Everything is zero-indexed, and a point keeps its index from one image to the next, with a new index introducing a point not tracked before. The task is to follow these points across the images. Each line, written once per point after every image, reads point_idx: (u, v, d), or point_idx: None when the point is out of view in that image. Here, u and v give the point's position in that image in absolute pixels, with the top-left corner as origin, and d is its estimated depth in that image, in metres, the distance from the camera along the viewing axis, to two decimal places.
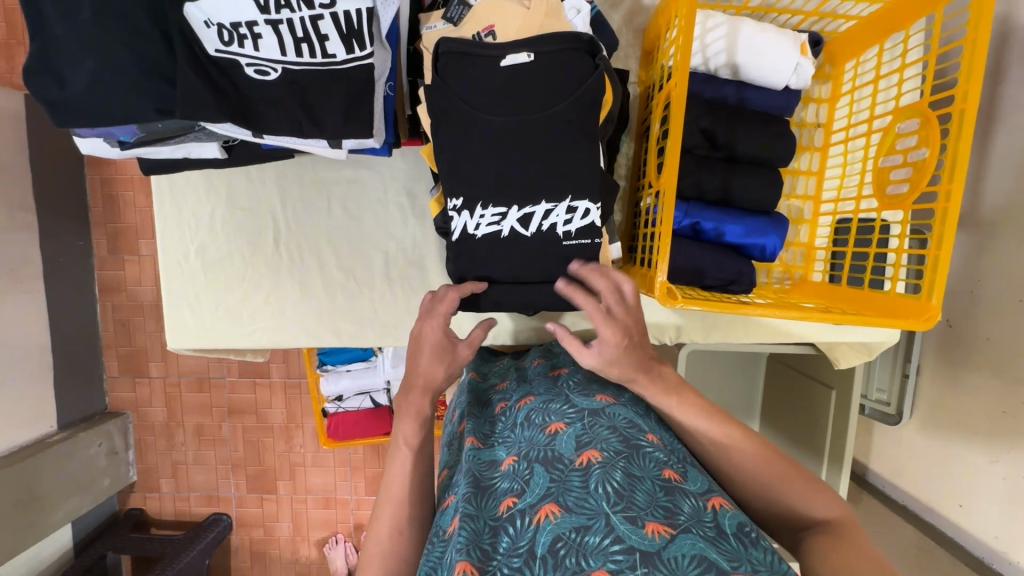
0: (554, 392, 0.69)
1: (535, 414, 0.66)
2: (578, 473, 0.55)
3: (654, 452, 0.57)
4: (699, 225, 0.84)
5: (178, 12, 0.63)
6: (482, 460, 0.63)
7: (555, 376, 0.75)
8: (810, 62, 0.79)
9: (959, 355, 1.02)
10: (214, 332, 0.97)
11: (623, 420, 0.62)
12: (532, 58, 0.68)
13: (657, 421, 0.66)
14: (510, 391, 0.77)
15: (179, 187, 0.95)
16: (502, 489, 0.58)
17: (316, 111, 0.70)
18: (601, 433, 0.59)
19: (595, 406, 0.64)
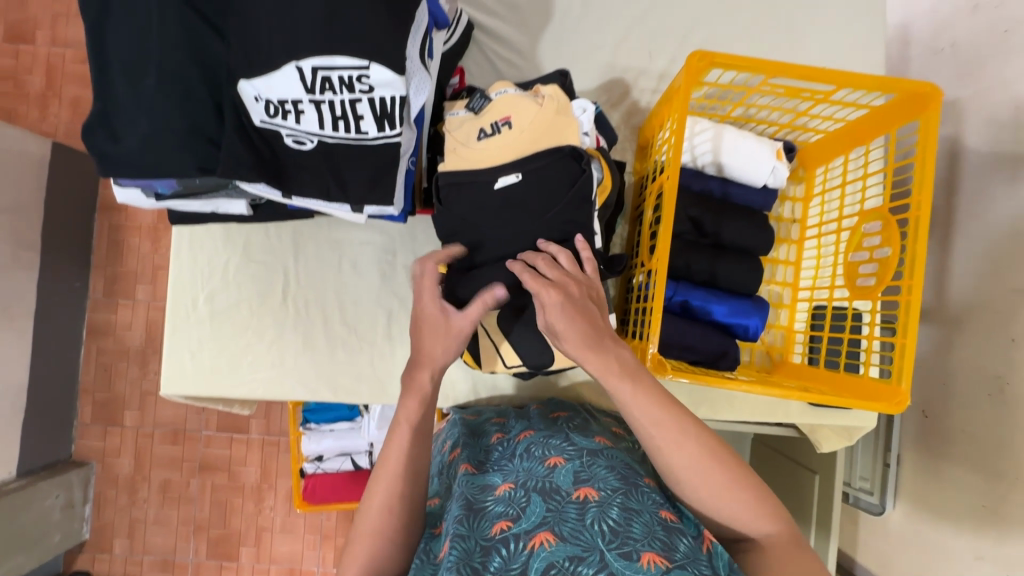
0: (554, 430, 0.73)
1: (534, 446, 0.69)
2: (574, 506, 0.57)
3: (651, 493, 0.61)
4: (688, 302, 0.90)
5: (233, 88, 0.71)
6: (478, 486, 0.64)
7: (554, 420, 0.80)
8: (785, 166, 0.90)
9: (936, 447, 1.06)
10: (211, 379, 0.98)
11: (620, 462, 0.65)
12: (521, 176, 0.77)
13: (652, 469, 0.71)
14: (512, 427, 0.80)
15: (197, 236, 1.00)
16: (496, 512, 0.59)
17: (344, 178, 0.77)
18: (600, 472, 0.62)
19: (594, 447, 0.67)
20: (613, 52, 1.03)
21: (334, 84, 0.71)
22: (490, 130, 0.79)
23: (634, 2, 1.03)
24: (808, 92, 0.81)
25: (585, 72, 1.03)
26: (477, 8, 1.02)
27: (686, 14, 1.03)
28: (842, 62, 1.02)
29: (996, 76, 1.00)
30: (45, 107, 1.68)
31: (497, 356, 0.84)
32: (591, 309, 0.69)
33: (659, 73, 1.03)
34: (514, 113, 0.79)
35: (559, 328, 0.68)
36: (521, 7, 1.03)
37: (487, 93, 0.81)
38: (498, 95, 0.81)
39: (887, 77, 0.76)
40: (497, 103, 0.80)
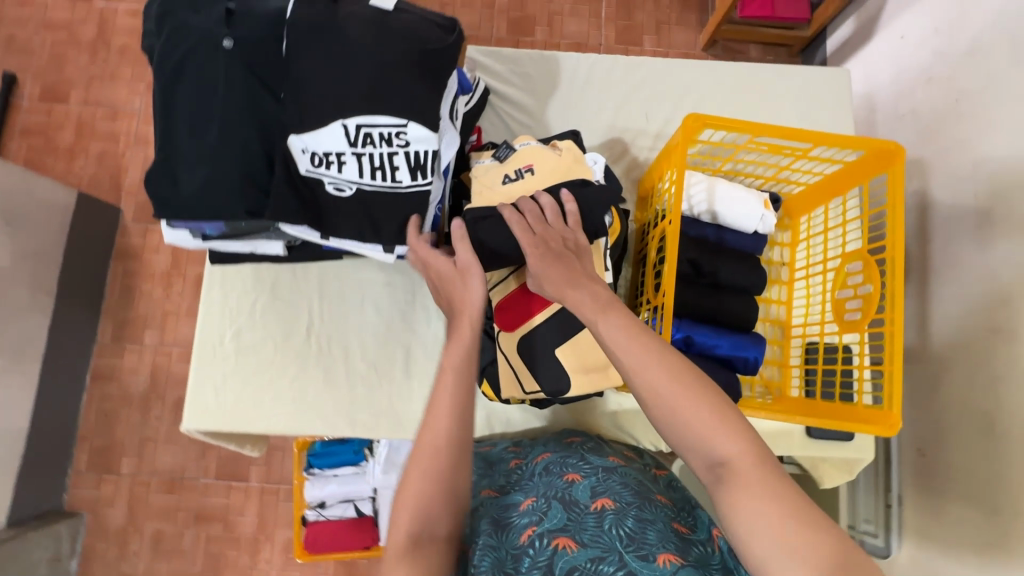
0: (570, 451, 0.79)
1: (552, 465, 0.75)
2: (593, 516, 0.64)
3: (664, 506, 0.67)
4: (691, 338, 0.95)
5: (282, 143, 0.80)
6: (502, 502, 0.70)
7: (569, 443, 0.85)
8: (773, 214, 1.00)
9: (933, 483, 1.10)
10: (233, 415, 1.01)
11: (634, 477, 0.71)
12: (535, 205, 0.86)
13: (665, 483, 0.77)
14: (529, 451, 0.85)
15: (227, 277, 1.06)
16: (522, 523, 0.65)
17: (378, 222, 0.85)
18: (615, 485, 0.68)
19: (608, 464, 0.73)
20: (613, 114, 1.15)
21: (375, 139, 0.80)
22: (514, 176, 0.88)
23: (631, 72, 1.17)
24: (789, 149, 0.92)
25: (589, 131, 1.15)
26: (492, 76, 1.15)
27: (678, 82, 1.17)
28: (815, 125, 1.15)
29: (955, 136, 1.13)
30: (72, 160, 1.77)
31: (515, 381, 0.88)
32: (569, 258, 0.75)
33: (655, 133, 1.15)
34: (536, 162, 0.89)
35: (545, 271, 0.75)
36: (531, 75, 1.16)
37: (511, 145, 0.91)
38: (522, 147, 0.91)
39: (857, 137, 0.87)
40: (521, 153, 0.90)
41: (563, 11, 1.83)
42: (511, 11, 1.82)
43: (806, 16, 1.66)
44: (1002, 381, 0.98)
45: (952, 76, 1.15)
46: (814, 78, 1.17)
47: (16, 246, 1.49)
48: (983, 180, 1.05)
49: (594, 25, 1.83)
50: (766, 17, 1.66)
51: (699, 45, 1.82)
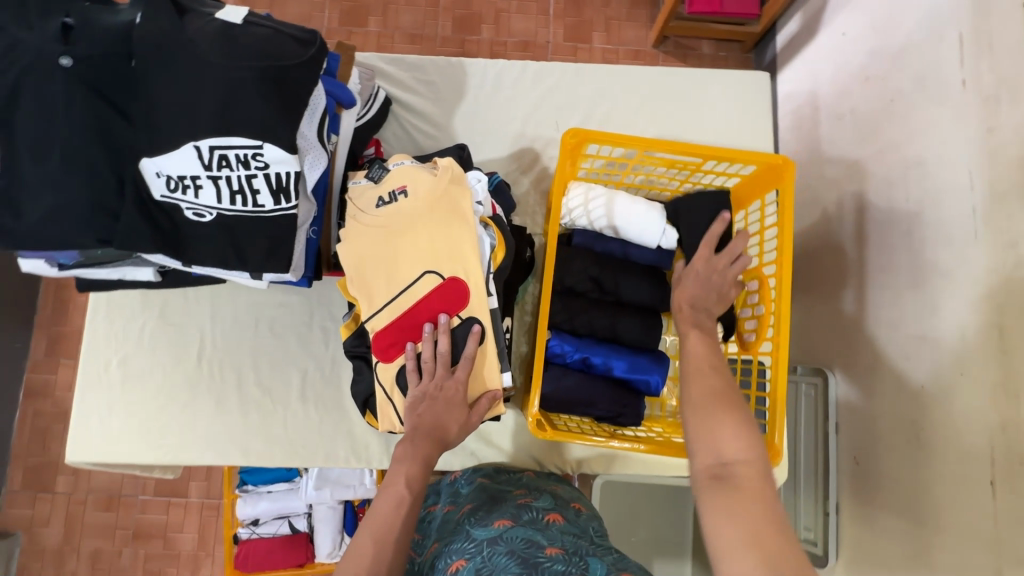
0: (458, 533, 0.75)
1: (442, 560, 0.70)
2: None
3: (552, 564, 0.61)
4: (589, 359, 0.93)
5: (134, 165, 0.76)
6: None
7: (465, 515, 0.81)
8: (675, 229, 0.95)
9: (870, 497, 1.03)
10: (119, 445, 0.97)
11: (519, 541, 0.66)
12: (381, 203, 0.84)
13: (559, 530, 0.73)
14: (428, 540, 0.83)
15: (115, 301, 1.01)
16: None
17: (240, 246, 0.80)
18: (497, 562, 0.63)
19: (492, 534, 0.70)
20: (522, 124, 1.11)
21: (230, 161, 0.76)
22: (388, 198, 0.84)
23: (541, 80, 1.12)
24: (682, 163, 0.88)
25: (498, 141, 1.11)
26: (395, 85, 1.10)
27: (590, 89, 1.12)
28: (732, 133, 1.11)
29: (890, 137, 1.08)
30: None
31: (393, 409, 0.84)
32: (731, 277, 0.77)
33: None
34: (410, 184, 0.84)
35: (694, 278, 0.80)
36: (437, 83, 1.11)
37: (386, 164, 0.87)
38: (395, 167, 0.86)
39: (747, 150, 0.83)
40: (394, 173, 0.85)
41: (509, 7, 1.77)
42: (456, 9, 1.75)
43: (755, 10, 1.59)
44: (927, 393, 0.93)
45: (886, 75, 1.10)
46: (732, 83, 1.13)
47: None
48: (913, 186, 1.00)
49: (542, 22, 1.77)
50: (711, 12, 1.59)
51: (649, 42, 1.78)
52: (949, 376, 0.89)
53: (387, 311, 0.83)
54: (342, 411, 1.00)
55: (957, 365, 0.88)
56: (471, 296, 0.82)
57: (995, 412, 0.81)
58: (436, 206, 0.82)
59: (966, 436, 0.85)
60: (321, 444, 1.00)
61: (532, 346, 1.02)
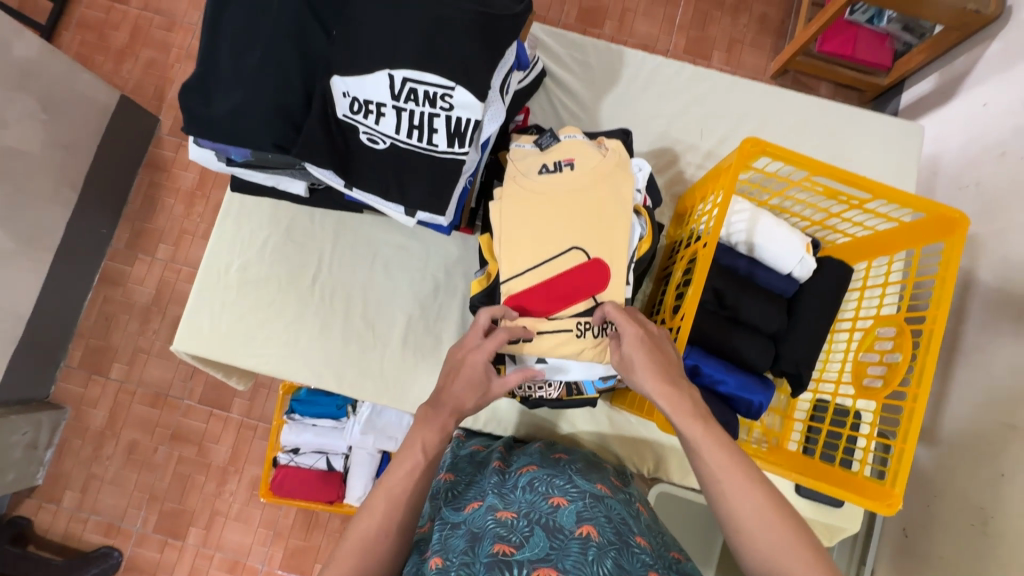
0: (558, 469, 0.76)
1: (540, 482, 0.72)
2: (576, 543, 0.60)
3: (642, 553, 0.62)
4: (699, 367, 0.91)
5: (326, 80, 0.77)
6: (482, 514, 0.68)
7: (557, 458, 0.83)
8: (813, 258, 0.95)
9: (913, 569, 1.06)
10: (222, 345, 1.00)
11: (617, 514, 0.68)
12: (547, 171, 0.85)
13: (646, 525, 0.74)
14: (515, 460, 0.85)
15: (247, 207, 1.04)
16: (499, 537, 0.62)
17: (405, 182, 0.82)
18: (600, 517, 0.64)
19: (595, 491, 0.70)
20: (667, 123, 1.10)
21: (418, 97, 0.77)
22: (552, 167, 0.85)
23: (695, 83, 1.11)
24: (845, 196, 0.87)
25: (640, 135, 1.10)
26: (552, 58, 1.11)
27: (740, 103, 1.11)
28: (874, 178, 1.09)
29: (1015, 219, 1.04)
30: (121, 62, 1.76)
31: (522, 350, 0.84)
32: (668, 350, 0.75)
33: (706, 150, 1.10)
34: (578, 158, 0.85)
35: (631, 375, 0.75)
36: (593, 66, 1.11)
37: (556, 134, 0.87)
38: (566, 138, 0.87)
39: (921, 198, 0.81)
40: (564, 145, 0.86)
41: (637, 8, 1.69)
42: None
43: (887, 63, 1.51)
44: (1006, 481, 0.93)
45: None
46: (882, 128, 1.11)
47: (50, 134, 1.47)
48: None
49: (666, 29, 1.68)
50: (844, 56, 1.51)
51: (767, 72, 1.67)
52: None
53: (528, 275, 0.83)
54: (439, 362, 1.02)
55: None
56: (610, 281, 0.82)
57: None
58: (602, 191, 0.83)
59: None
60: (410, 388, 1.02)
61: None
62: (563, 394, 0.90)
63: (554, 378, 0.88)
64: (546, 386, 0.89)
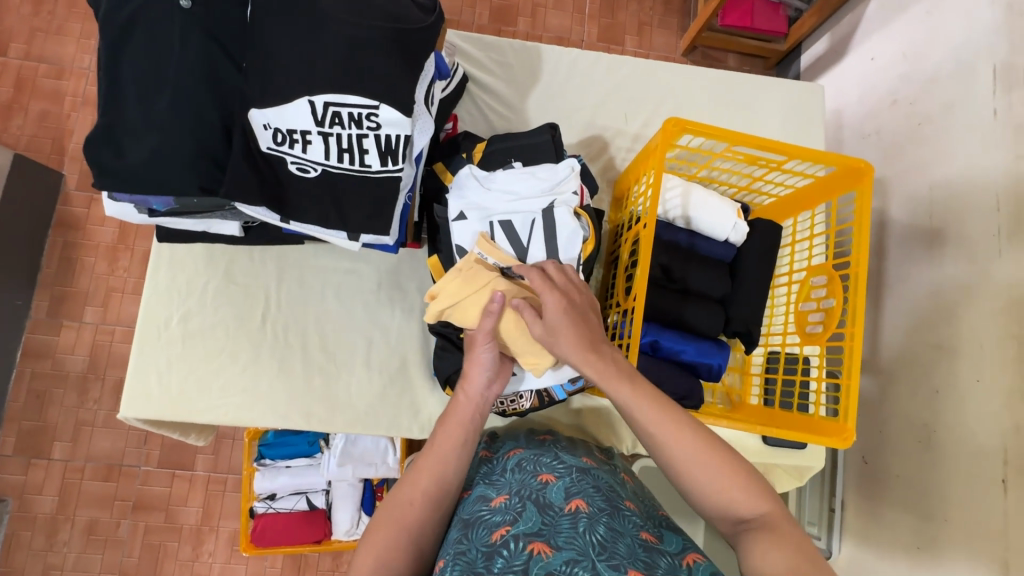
0: (544, 448, 0.77)
1: (527, 462, 0.73)
2: (567, 518, 0.61)
3: (632, 516, 0.64)
4: (657, 342, 0.96)
5: (243, 115, 0.75)
6: (472, 501, 0.68)
7: (541, 439, 0.84)
8: (745, 223, 0.99)
9: (876, 491, 1.14)
10: (174, 403, 0.95)
11: (606, 483, 0.69)
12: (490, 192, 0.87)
13: (633, 491, 0.76)
14: (499, 446, 0.84)
15: (179, 255, 0.99)
16: (493, 520, 0.62)
17: (343, 208, 0.81)
18: (588, 489, 0.66)
19: (581, 466, 0.72)
20: (592, 112, 1.14)
21: (343, 120, 0.76)
22: (493, 193, 0.87)
23: (612, 71, 1.15)
24: (763, 160, 0.93)
25: (569, 127, 1.13)
26: (471, 62, 1.11)
27: (657, 84, 1.16)
28: (789, 138, 1.17)
29: (917, 157, 1.14)
30: (9, 119, 1.62)
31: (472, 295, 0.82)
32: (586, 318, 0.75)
33: (633, 134, 1.14)
34: (514, 188, 0.87)
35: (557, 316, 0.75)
36: (512, 65, 1.13)
37: (511, 163, 0.90)
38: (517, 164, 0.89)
39: (830, 153, 0.88)
40: (499, 177, 0.87)
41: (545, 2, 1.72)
42: None
43: (783, 30, 1.61)
44: (941, 396, 1.03)
45: (915, 100, 1.16)
46: (787, 91, 1.18)
47: None
48: (939, 204, 1.07)
49: (577, 19, 1.72)
50: (744, 27, 1.59)
51: (679, 50, 1.74)
52: (966, 381, 0.98)
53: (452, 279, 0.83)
54: (406, 382, 1.01)
55: (975, 371, 0.96)
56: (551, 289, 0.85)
57: (1009, 418, 0.90)
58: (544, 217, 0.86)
59: (979, 435, 0.94)
60: (382, 412, 1.00)
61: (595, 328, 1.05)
62: (535, 403, 0.90)
63: (523, 390, 0.88)
64: (518, 398, 0.90)
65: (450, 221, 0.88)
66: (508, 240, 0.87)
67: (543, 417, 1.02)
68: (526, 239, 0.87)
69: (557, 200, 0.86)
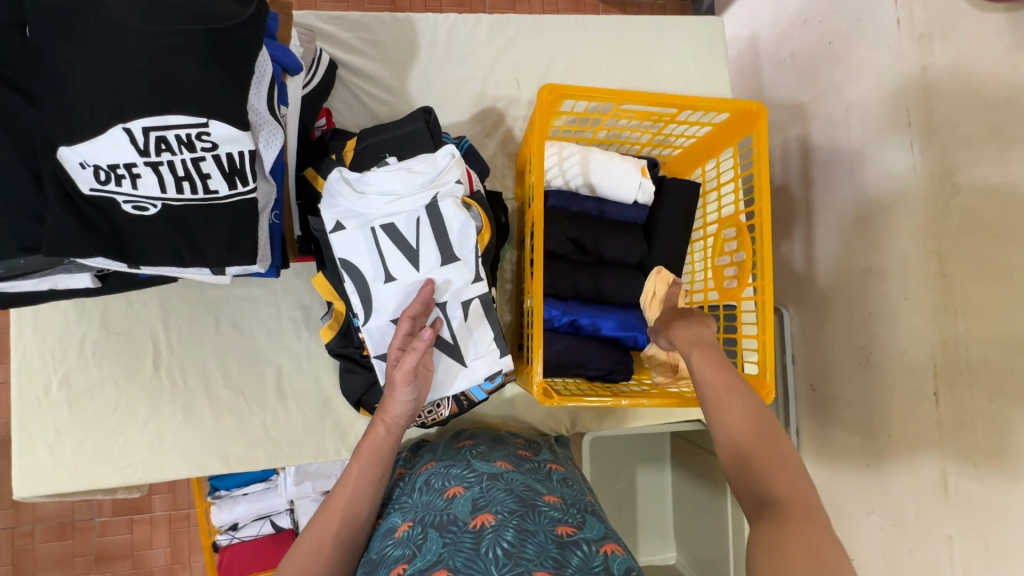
0: (456, 457, 0.74)
1: (435, 478, 0.69)
2: (471, 535, 0.57)
3: (550, 510, 0.61)
4: (577, 321, 0.93)
5: (52, 155, 0.64)
6: (381, 536, 0.64)
7: (459, 445, 0.80)
8: (651, 181, 0.94)
9: (826, 417, 1.12)
10: (73, 473, 0.88)
11: (520, 483, 0.66)
12: (364, 196, 0.79)
13: (558, 480, 0.74)
14: (417, 460, 0.81)
15: (45, 315, 0.89)
16: (393, 557, 0.58)
17: (197, 241, 0.73)
18: (497, 495, 0.63)
19: (494, 471, 0.69)
20: (482, 83, 1.05)
21: (172, 145, 0.67)
22: (367, 195, 0.79)
23: (497, 33, 1.06)
24: (657, 115, 0.87)
25: (459, 103, 1.04)
26: (337, 46, 1.00)
27: (548, 42, 1.07)
28: (695, 80, 1.11)
29: (832, 80, 1.09)
30: None
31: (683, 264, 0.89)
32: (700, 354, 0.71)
33: (528, 100, 1.06)
34: (389, 187, 0.79)
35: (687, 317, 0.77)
36: (385, 43, 1.02)
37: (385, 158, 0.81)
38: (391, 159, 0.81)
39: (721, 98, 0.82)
40: (373, 177, 0.78)
41: None
42: None
43: None
44: (875, 317, 0.99)
45: (823, 18, 1.10)
46: (689, 29, 1.11)
47: None
48: (854, 126, 1.03)
49: None
50: None
51: None
52: (894, 300, 0.95)
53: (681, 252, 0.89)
54: (326, 403, 0.96)
55: (902, 290, 0.93)
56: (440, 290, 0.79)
57: (935, 328, 0.87)
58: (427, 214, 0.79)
59: (910, 352, 0.92)
60: (307, 439, 0.95)
61: (517, 314, 1.00)
62: (455, 408, 0.87)
63: (440, 398, 0.84)
64: (437, 407, 0.86)
65: (327, 234, 0.80)
66: (393, 243, 0.79)
67: (476, 413, 0.99)
68: (414, 240, 0.79)
69: (440, 193, 0.79)
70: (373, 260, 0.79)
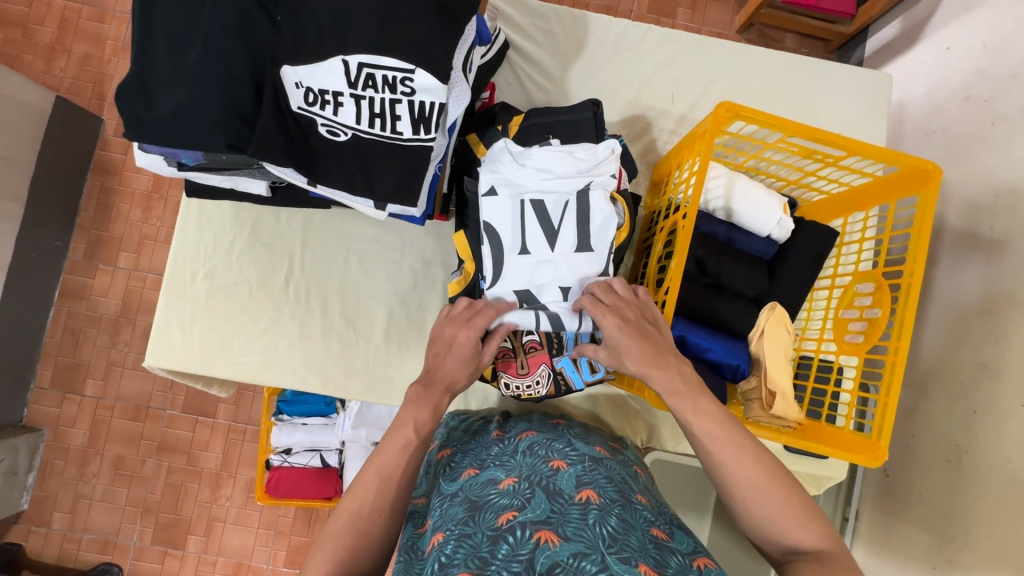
0: (556, 433, 0.76)
1: (539, 446, 0.72)
2: (577, 508, 0.59)
3: (644, 510, 0.63)
4: (686, 338, 0.90)
5: (276, 71, 0.72)
6: (481, 482, 0.68)
7: (554, 424, 0.83)
8: (790, 219, 0.94)
9: (895, 508, 1.06)
10: (196, 356, 0.97)
11: (618, 474, 0.68)
12: (523, 169, 0.83)
13: (645, 485, 0.75)
14: (511, 426, 0.83)
15: (208, 211, 0.99)
16: (500, 504, 0.61)
17: (371, 174, 0.79)
18: (600, 479, 0.65)
19: (595, 455, 0.71)
20: (637, 89, 1.07)
21: (377, 83, 0.73)
22: (526, 169, 0.83)
23: (663, 46, 1.08)
24: (819, 154, 0.86)
25: (611, 104, 1.07)
26: (513, 28, 1.06)
27: (708, 64, 1.08)
28: (849, 131, 1.09)
29: (982, 163, 1.01)
30: (51, 60, 1.57)
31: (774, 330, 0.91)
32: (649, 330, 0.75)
33: (678, 116, 1.08)
34: (549, 165, 0.83)
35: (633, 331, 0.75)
36: (556, 33, 1.07)
37: (548, 141, 0.86)
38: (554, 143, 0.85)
39: (895, 151, 0.81)
40: (536, 155, 0.83)
41: None
42: None
43: (851, 10, 1.41)
44: (980, 418, 0.93)
45: (990, 97, 1.02)
46: (852, 81, 1.10)
47: None
48: (1000, 217, 0.96)
49: None
50: (807, 6, 1.40)
51: (733, 27, 1.56)
52: (1008, 404, 0.89)
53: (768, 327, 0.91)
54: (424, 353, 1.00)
55: (1020, 395, 0.87)
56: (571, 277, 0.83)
57: None
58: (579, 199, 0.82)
59: (1014, 462, 0.86)
60: (399, 381, 1.00)
61: None
62: (552, 391, 0.89)
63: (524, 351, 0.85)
64: (535, 384, 0.89)
65: (480, 196, 0.85)
66: (539, 220, 0.83)
67: (558, 400, 1.01)
68: (557, 221, 0.83)
69: (594, 182, 0.82)
70: (515, 230, 0.83)
